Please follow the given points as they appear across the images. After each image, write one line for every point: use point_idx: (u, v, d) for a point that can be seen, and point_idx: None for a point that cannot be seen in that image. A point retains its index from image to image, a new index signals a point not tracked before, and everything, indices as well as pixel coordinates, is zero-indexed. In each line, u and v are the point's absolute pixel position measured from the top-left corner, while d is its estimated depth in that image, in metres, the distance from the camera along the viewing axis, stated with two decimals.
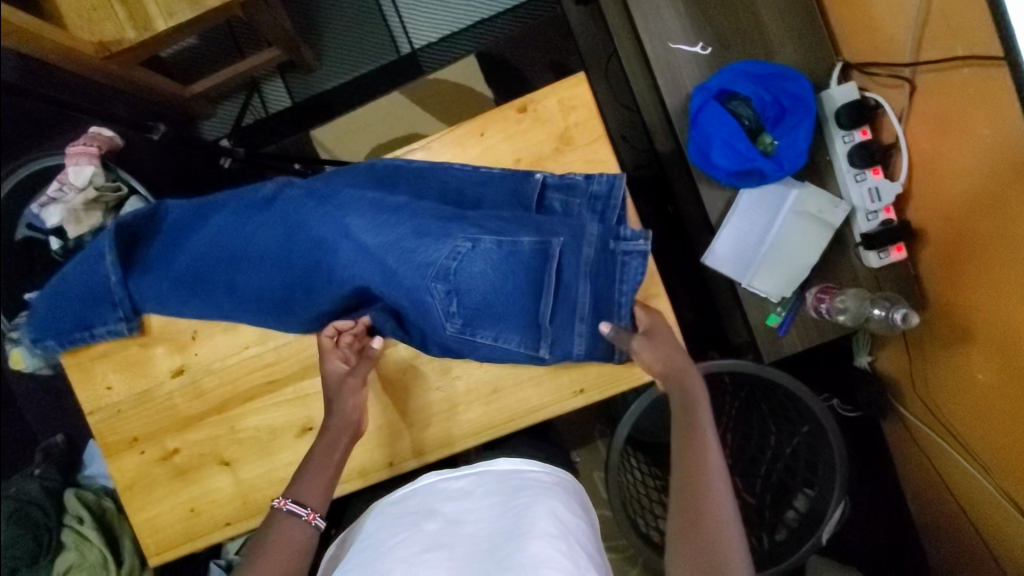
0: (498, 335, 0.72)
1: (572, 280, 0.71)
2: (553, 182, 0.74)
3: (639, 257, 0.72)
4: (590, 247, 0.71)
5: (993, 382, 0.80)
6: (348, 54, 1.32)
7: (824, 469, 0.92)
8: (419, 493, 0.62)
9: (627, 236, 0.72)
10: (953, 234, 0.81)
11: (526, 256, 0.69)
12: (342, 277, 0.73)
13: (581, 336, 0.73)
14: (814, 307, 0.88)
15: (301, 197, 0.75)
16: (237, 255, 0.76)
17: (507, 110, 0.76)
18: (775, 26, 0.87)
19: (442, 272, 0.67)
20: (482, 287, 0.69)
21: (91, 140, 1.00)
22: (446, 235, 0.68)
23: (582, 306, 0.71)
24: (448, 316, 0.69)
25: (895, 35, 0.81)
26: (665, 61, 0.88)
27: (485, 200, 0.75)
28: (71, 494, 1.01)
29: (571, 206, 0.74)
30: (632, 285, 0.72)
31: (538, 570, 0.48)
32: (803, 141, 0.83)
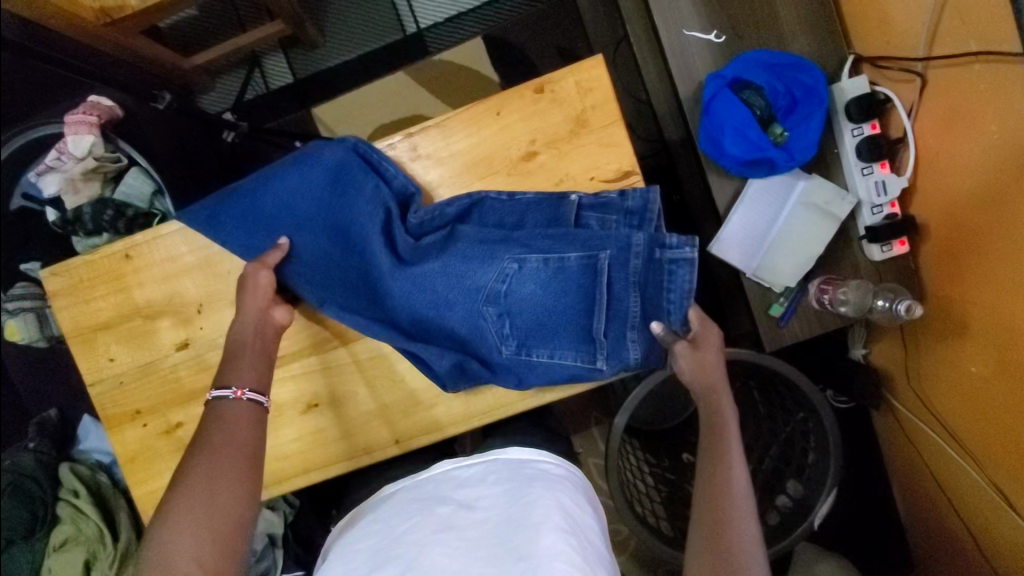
0: (553, 352, 0.74)
1: (622, 292, 0.71)
2: (588, 202, 0.73)
3: (686, 266, 0.69)
4: (637, 258, 0.71)
5: (986, 376, 0.82)
6: (353, 32, 1.31)
7: (820, 461, 0.94)
8: (432, 479, 0.63)
9: (672, 244, 0.69)
10: (956, 230, 0.83)
11: (573, 271, 0.72)
12: (399, 310, 0.74)
13: (635, 341, 0.72)
14: (816, 298, 0.89)
15: (341, 200, 0.74)
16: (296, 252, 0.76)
17: (523, 90, 0.74)
18: (789, 15, 0.87)
19: (492, 295, 0.72)
20: (533, 307, 0.72)
21: (91, 109, 0.99)
22: (494, 257, 0.72)
23: (631, 316, 0.72)
24: (503, 339, 0.73)
25: (910, 29, 0.80)
26: (678, 47, 0.88)
27: (524, 223, 0.74)
28: (66, 468, 1.02)
29: (608, 223, 0.72)
30: (679, 293, 0.70)
31: (551, 562, 0.50)
32: (815, 132, 0.84)
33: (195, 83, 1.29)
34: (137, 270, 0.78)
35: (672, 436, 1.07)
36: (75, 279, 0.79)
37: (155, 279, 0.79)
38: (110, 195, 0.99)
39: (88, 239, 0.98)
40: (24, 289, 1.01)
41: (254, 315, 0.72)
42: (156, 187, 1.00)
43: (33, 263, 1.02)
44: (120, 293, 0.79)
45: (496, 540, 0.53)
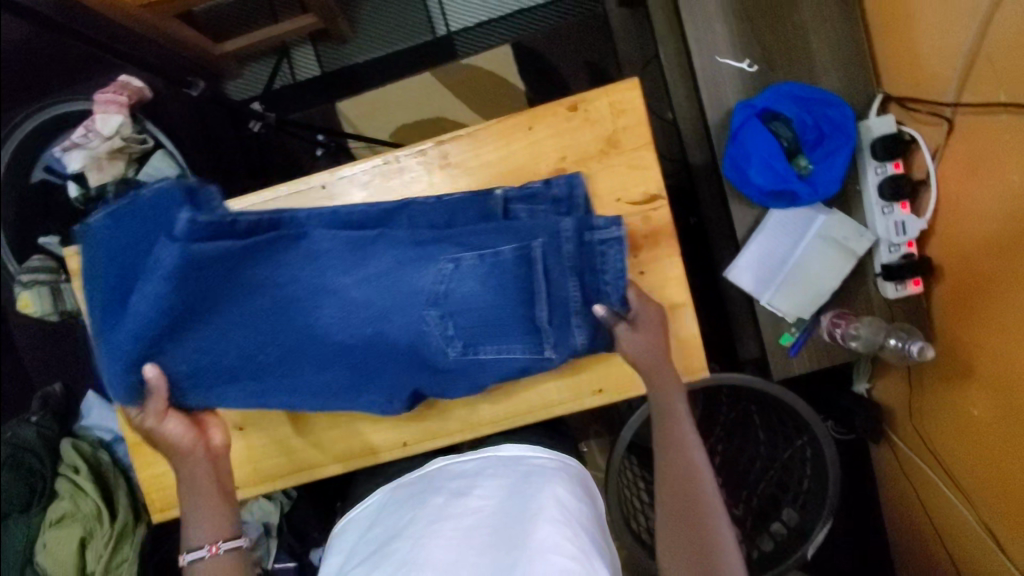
0: (502, 348, 0.69)
1: (561, 280, 0.67)
2: (514, 195, 0.72)
3: (617, 244, 0.68)
4: (568, 244, 0.67)
5: (988, 419, 0.83)
6: (383, 30, 1.33)
7: (817, 486, 0.95)
8: (430, 474, 0.66)
9: (601, 226, 0.68)
10: (969, 274, 0.84)
11: (510, 265, 0.66)
12: (330, 338, 0.66)
13: (580, 328, 0.69)
14: (828, 331, 0.89)
15: (213, 274, 0.63)
16: (176, 360, 0.65)
17: (557, 107, 0.74)
18: (821, 50, 0.88)
19: (431, 296, 0.65)
20: (477, 306, 0.66)
21: (120, 89, 0.99)
22: (430, 259, 0.66)
23: (573, 303, 0.68)
24: (448, 341, 0.66)
25: (940, 74, 0.81)
26: (710, 74, 0.89)
27: (454, 223, 0.71)
28: (68, 444, 1.02)
29: (537, 213, 0.71)
30: (617, 272, 0.69)
31: (546, 554, 0.50)
32: (840, 168, 0.85)
33: (223, 69, 1.29)
34: None
35: None
36: None
37: None
38: (133, 175, 1.01)
39: None
40: (40, 262, 1.01)
41: (200, 453, 0.70)
42: (180, 170, 1.03)
43: (51, 238, 1.03)
44: None
45: (491, 530, 0.54)
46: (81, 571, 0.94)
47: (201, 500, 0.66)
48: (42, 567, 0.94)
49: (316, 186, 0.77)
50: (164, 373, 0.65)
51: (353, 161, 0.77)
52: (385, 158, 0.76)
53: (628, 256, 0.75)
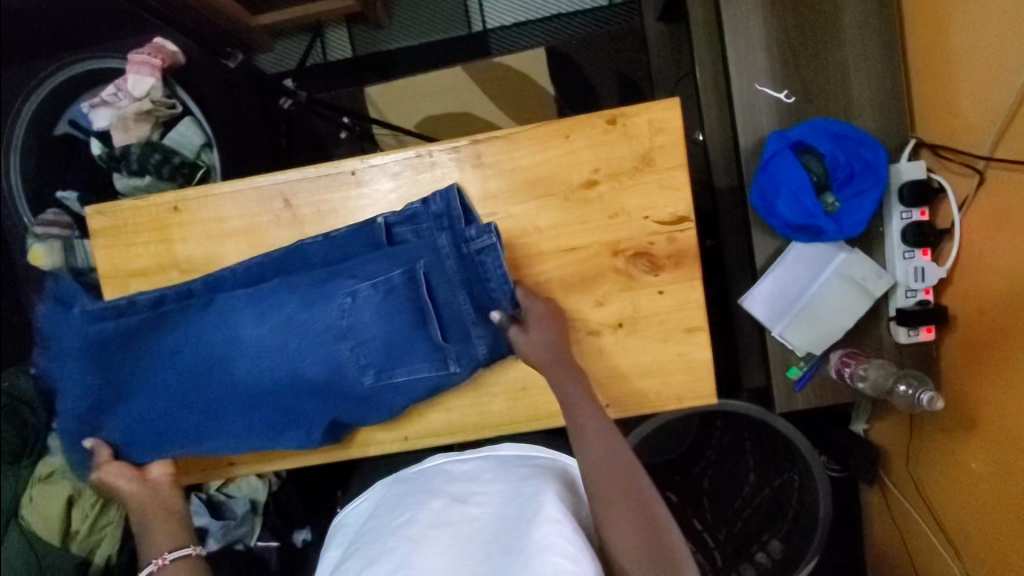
0: (411, 369, 0.72)
1: (450, 295, 0.71)
2: (395, 219, 0.73)
3: (493, 252, 0.70)
4: (449, 259, 0.70)
5: (983, 473, 0.84)
6: (419, 20, 1.33)
7: (809, 514, 0.94)
8: (429, 474, 0.66)
9: (473, 235, 0.70)
10: (981, 327, 0.83)
11: (400, 289, 0.70)
12: (248, 379, 0.73)
13: (481, 337, 0.72)
14: (836, 369, 0.90)
15: (116, 346, 0.75)
16: (109, 427, 0.77)
17: (595, 119, 0.74)
18: (860, 90, 0.88)
19: (337, 333, 0.70)
20: (379, 333, 0.70)
21: (154, 52, 0.98)
22: (329, 296, 0.71)
23: (468, 315, 0.71)
24: (360, 372, 0.71)
25: (977, 127, 0.81)
26: (747, 101, 0.89)
27: (349, 257, 0.74)
28: None
29: (421, 231, 0.73)
30: (501, 278, 0.70)
31: (545, 554, 0.49)
32: (866, 210, 0.84)
33: (255, 42, 1.29)
34: (183, 224, 0.78)
35: (666, 472, 1.10)
36: (120, 222, 0.79)
37: (198, 236, 0.78)
38: (158, 139, 0.99)
39: (130, 179, 0.98)
40: (55, 217, 1.01)
41: (141, 486, 0.77)
42: (206, 140, 1.01)
43: (70, 194, 1.03)
44: (160, 244, 0.79)
45: (487, 536, 0.55)
46: (63, 533, 0.93)
47: (152, 536, 0.72)
48: (24, 521, 0.93)
49: (346, 171, 0.76)
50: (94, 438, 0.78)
51: (385, 150, 0.76)
52: (418, 151, 0.76)
53: (650, 275, 0.75)
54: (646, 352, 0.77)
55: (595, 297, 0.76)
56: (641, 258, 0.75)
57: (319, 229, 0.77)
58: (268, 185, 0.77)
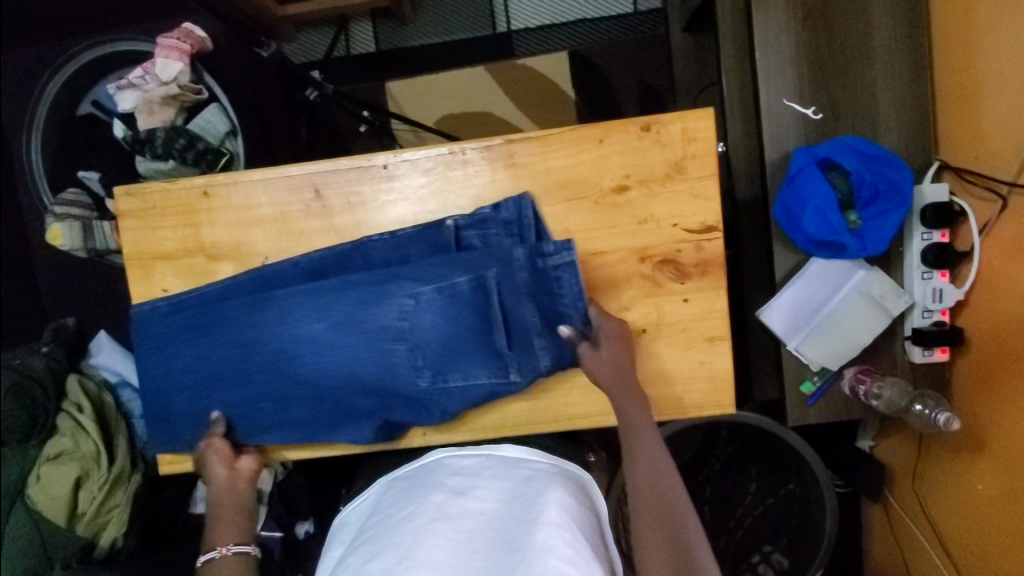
0: (467, 375, 0.73)
1: (517, 304, 0.71)
2: (465, 223, 0.74)
3: (570, 269, 0.70)
4: (522, 271, 0.71)
5: (990, 495, 0.84)
6: (444, 18, 1.33)
7: (815, 523, 0.97)
8: (428, 467, 0.65)
9: (551, 252, 0.70)
10: (996, 350, 0.84)
11: (465, 295, 0.71)
12: (305, 375, 0.74)
13: (545, 348, 0.72)
14: (850, 385, 0.91)
15: (177, 333, 0.77)
16: (162, 414, 0.78)
17: (630, 125, 0.75)
18: (887, 110, 0.89)
19: (396, 334, 0.72)
20: (438, 336, 0.72)
21: (184, 37, 0.98)
22: (389, 296, 0.72)
23: (533, 325, 0.71)
24: (416, 373, 0.72)
25: (1001, 152, 0.82)
26: (775, 115, 0.90)
27: (409, 259, 0.75)
28: (75, 379, 1.01)
29: (489, 237, 0.74)
30: (573, 294, 0.71)
31: (546, 556, 0.51)
32: (889, 229, 0.85)
33: (279, 31, 1.29)
34: (212, 210, 0.78)
35: None
36: (148, 204, 0.79)
37: (227, 222, 0.78)
38: (182, 124, 0.99)
39: (153, 162, 0.97)
40: (76, 197, 1.01)
41: (225, 475, 0.77)
42: (231, 128, 1.01)
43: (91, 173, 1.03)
44: (188, 228, 0.79)
45: (489, 534, 0.55)
46: (69, 513, 0.93)
47: (217, 526, 0.75)
48: (30, 501, 0.93)
49: (378, 164, 0.77)
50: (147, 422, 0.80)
51: (418, 145, 0.77)
52: (451, 148, 0.76)
53: (675, 282, 0.76)
54: (668, 358, 0.77)
55: (619, 302, 0.76)
56: (667, 265, 0.76)
57: (347, 221, 0.77)
58: (300, 174, 0.77)
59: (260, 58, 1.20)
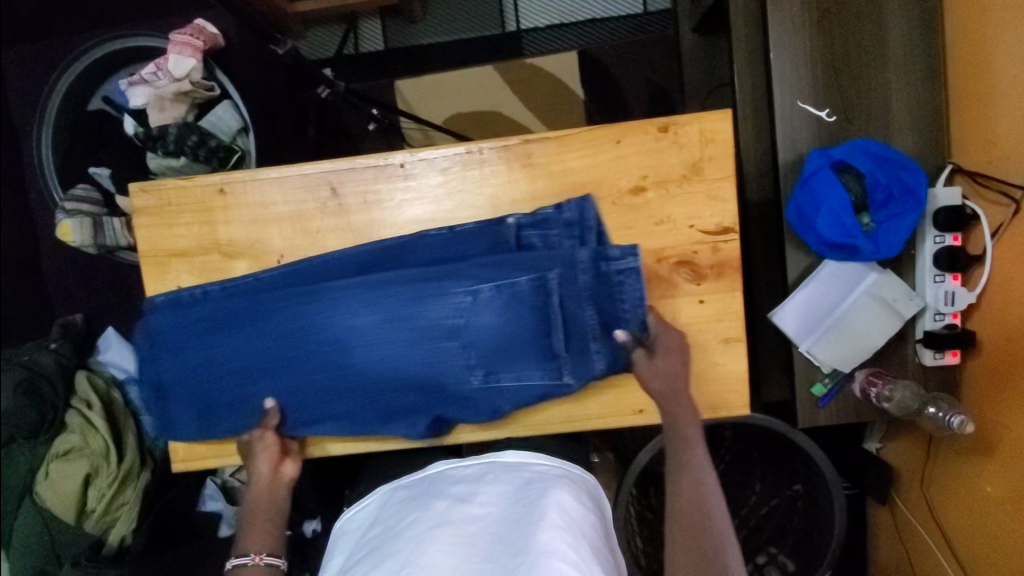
0: (520, 376, 0.72)
1: (577, 307, 0.71)
2: (526, 222, 0.73)
3: (634, 274, 0.71)
4: (585, 273, 0.71)
5: (1000, 497, 0.85)
6: (453, 17, 1.33)
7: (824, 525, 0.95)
8: (431, 476, 0.65)
9: (616, 256, 0.71)
10: (1007, 354, 0.84)
11: (525, 294, 0.70)
12: (352, 370, 0.72)
13: (599, 353, 0.72)
14: (861, 388, 0.91)
15: (221, 321, 0.75)
16: (197, 405, 0.76)
17: (648, 126, 0.75)
18: (900, 113, 0.90)
19: (449, 331, 0.71)
20: (495, 335, 0.71)
21: (197, 33, 0.98)
22: (445, 291, 0.71)
23: (591, 328, 0.71)
24: (469, 371, 0.71)
25: (1013, 156, 0.82)
26: (789, 117, 0.90)
27: (467, 255, 0.74)
28: (84, 376, 1.01)
29: (551, 238, 0.73)
30: (634, 301, 0.71)
31: (548, 559, 0.50)
32: (903, 232, 0.85)
33: (289, 29, 1.29)
34: (227, 207, 0.78)
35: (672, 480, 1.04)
36: (164, 201, 0.78)
37: (243, 220, 0.78)
38: (194, 121, 0.99)
39: (164, 159, 0.95)
40: (85, 193, 1.00)
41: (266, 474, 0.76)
42: (242, 125, 1.01)
43: (102, 170, 1.03)
44: (204, 225, 0.78)
45: (492, 538, 0.54)
46: (79, 510, 0.93)
47: (249, 530, 0.72)
48: (39, 499, 0.92)
49: (395, 163, 0.77)
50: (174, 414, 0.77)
51: (435, 144, 0.77)
52: (468, 148, 0.76)
53: (691, 284, 0.76)
54: None
55: None
56: (683, 267, 0.76)
57: (363, 220, 0.77)
58: (316, 172, 0.77)
59: (271, 55, 1.20)
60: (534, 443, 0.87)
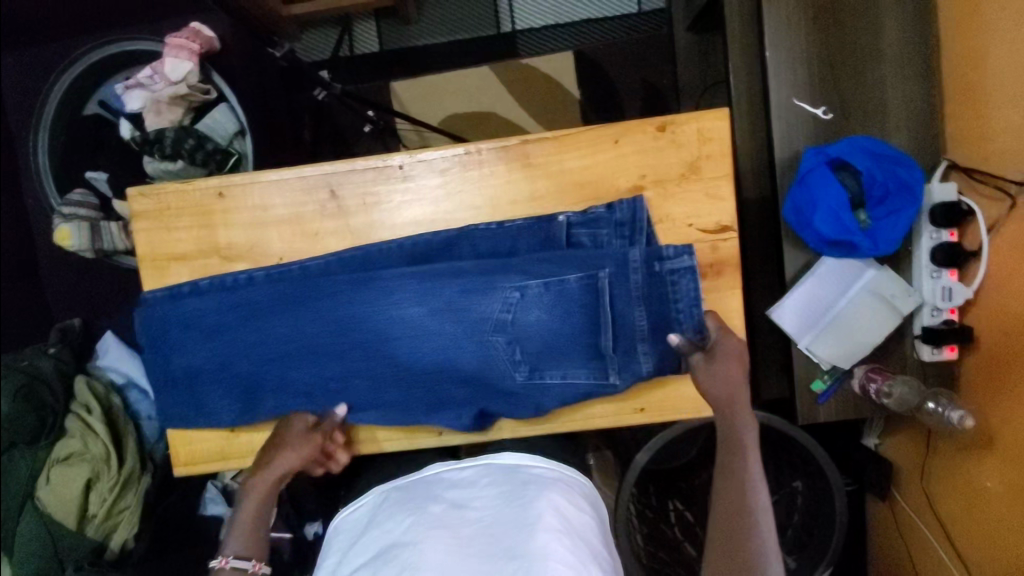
0: (566, 373, 0.73)
1: (627, 307, 0.71)
2: (577, 220, 0.74)
3: (688, 275, 0.72)
4: (637, 273, 0.71)
5: (999, 491, 0.85)
6: (448, 18, 1.32)
7: (825, 519, 0.96)
8: (424, 480, 0.64)
9: (670, 256, 0.72)
10: (1005, 349, 0.84)
11: (574, 292, 0.72)
12: (401, 363, 0.75)
13: (646, 355, 0.72)
14: (860, 384, 0.92)
15: (273, 312, 0.76)
16: (244, 395, 0.78)
17: (646, 126, 0.75)
18: (896, 111, 0.90)
19: (498, 325, 0.72)
20: (542, 332, 0.72)
21: (193, 37, 0.98)
22: (495, 287, 0.72)
23: (639, 330, 0.72)
24: (514, 365, 0.73)
25: (1008, 152, 0.82)
26: (785, 115, 0.90)
27: (516, 251, 0.75)
28: (83, 381, 1.00)
29: (600, 238, 0.74)
30: (686, 301, 0.72)
31: (546, 561, 0.51)
32: (901, 228, 0.86)
33: (285, 31, 1.28)
34: (227, 211, 0.78)
35: (671, 478, 1.01)
36: (163, 205, 0.78)
37: (242, 223, 0.78)
38: (190, 125, 0.98)
39: (160, 163, 0.96)
40: (83, 198, 1.00)
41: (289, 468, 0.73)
42: (239, 128, 1.01)
43: (99, 175, 1.03)
44: (203, 229, 0.78)
45: (488, 538, 0.55)
46: (81, 515, 0.92)
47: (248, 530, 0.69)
48: (40, 505, 0.91)
49: (393, 165, 0.77)
50: (211, 404, 0.78)
51: (433, 145, 0.77)
52: (466, 149, 0.76)
53: None
54: None
55: None
56: None
57: (363, 222, 0.77)
58: (316, 175, 0.77)
59: (267, 58, 1.20)
60: (534, 443, 0.87)
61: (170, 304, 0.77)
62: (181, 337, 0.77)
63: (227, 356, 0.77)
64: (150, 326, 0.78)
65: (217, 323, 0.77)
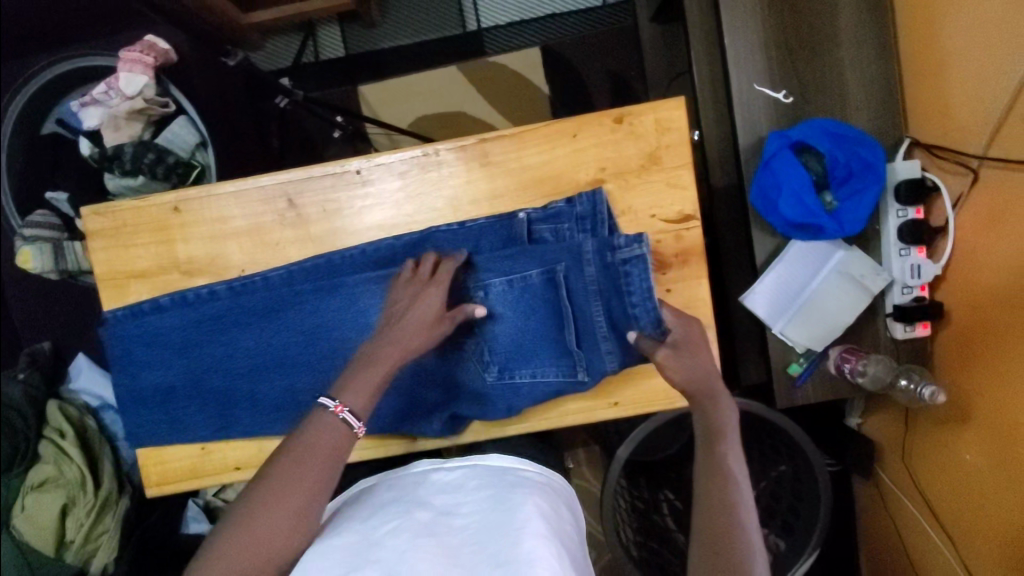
0: (535, 372, 0.73)
1: (584, 302, 0.70)
2: (538, 216, 0.74)
3: (639, 263, 0.67)
4: (591, 266, 0.69)
5: (980, 464, 0.85)
6: (411, 18, 1.31)
7: (808, 503, 0.96)
8: (411, 480, 0.64)
9: (622, 245, 0.67)
10: (977, 322, 0.85)
11: (537, 289, 0.72)
12: None
13: (611, 353, 0.71)
14: (836, 365, 0.92)
15: (239, 325, 0.76)
16: (213, 411, 0.78)
17: (603, 118, 0.74)
18: (856, 91, 0.90)
19: (466, 326, 0.75)
20: (509, 330, 0.73)
21: (148, 50, 0.96)
22: (460, 289, 0.74)
23: (600, 327, 0.70)
24: (484, 366, 0.74)
25: (968, 127, 0.82)
26: (746, 100, 0.90)
27: (480, 249, 0.75)
28: (56, 405, 0.99)
29: (562, 231, 0.74)
30: (639, 294, 0.67)
31: (534, 567, 0.50)
32: (865, 208, 0.86)
33: (246, 39, 1.26)
34: (185, 225, 0.77)
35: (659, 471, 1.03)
36: (119, 222, 0.77)
37: (201, 237, 0.77)
38: (150, 139, 0.97)
39: (122, 179, 0.95)
40: (44, 218, 0.98)
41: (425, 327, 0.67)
42: (200, 139, 0.99)
43: (60, 194, 1.02)
44: (162, 244, 0.77)
45: (473, 547, 0.53)
46: (58, 542, 0.92)
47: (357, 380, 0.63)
48: (17, 533, 0.91)
49: (351, 170, 0.76)
50: (181, 422, 0.78)
51: (390, 149, 0.76)
52: (424, 150, 0.75)
53: (656, 273, 0.76)
54: None
55: None
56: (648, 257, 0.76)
57: (324, 229, 0.76)
58: (273, 184, 0.76)
59: (228, 67, 1.18)
60: (513, 442, 0.87)
61: (131, 324, 0.77)
62: (147, 356, 0.77)
63: (195, 372, 0.77)
64: (113, 347, 0.77)
65: (183, 339, 0.77)
